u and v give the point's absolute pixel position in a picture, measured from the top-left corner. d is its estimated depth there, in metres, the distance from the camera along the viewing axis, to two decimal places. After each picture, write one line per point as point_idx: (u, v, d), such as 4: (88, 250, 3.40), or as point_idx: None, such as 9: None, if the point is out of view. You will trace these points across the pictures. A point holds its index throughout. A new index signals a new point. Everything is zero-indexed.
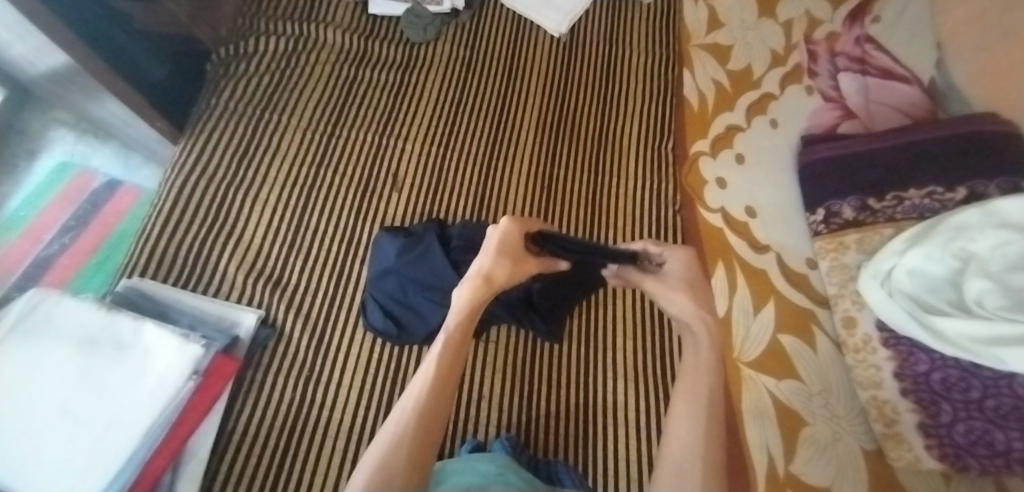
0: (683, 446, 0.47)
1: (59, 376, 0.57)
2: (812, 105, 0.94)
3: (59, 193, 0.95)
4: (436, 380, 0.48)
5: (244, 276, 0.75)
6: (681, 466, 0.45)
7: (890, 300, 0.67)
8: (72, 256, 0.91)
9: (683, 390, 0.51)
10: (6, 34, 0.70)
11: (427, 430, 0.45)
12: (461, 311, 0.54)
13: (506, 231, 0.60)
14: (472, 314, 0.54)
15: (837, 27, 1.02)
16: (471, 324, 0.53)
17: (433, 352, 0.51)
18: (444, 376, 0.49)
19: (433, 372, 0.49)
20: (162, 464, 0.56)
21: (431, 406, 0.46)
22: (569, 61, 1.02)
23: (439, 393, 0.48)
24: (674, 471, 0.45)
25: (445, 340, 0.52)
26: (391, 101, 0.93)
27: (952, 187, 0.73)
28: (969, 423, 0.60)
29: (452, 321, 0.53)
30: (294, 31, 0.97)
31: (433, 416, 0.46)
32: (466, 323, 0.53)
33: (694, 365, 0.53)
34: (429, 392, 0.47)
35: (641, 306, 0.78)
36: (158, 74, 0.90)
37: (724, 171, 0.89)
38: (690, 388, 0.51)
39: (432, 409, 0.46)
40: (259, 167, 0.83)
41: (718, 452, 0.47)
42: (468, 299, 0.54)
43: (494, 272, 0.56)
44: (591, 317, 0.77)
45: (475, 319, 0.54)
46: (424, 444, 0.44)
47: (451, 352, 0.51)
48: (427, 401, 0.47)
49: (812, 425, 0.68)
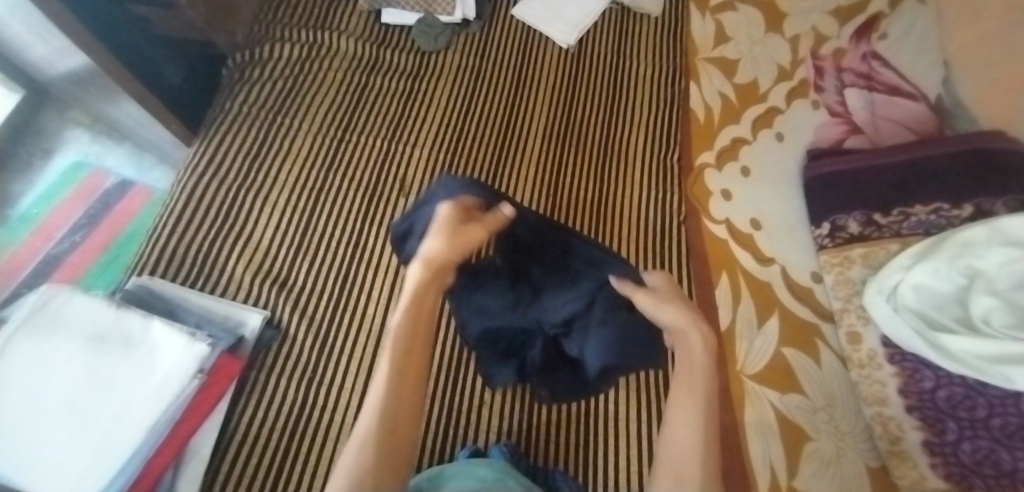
0: (675, 454, 0.47)
1: (67, 373, 0.58)
2: (817, 120, 0.94)
3: (72, 192, 0.97)
4: (394, 390, 0.47)
5: (252, 277, 0.76)
6: (680, 473, 0.46)
7: (895, 315, 0.67)
8: (82, 254, 0.92)
9: (681, 397, 0.51)
10: (29, 36, 0.72)
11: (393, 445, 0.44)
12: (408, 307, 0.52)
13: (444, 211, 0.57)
14: (420, 303, 0.52)
15: (844, 43, 1.02)
16: (423, 318, 0.51)
17: (385, 356, 0.49)
18: (401, 384, 0.47)
19: (390, 373, 0.47)
20: (163, 463, 0.56)
21: (392, 414, 0.45)
22: (577, 71, 1.03)
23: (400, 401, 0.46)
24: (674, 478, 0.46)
25: (393, 341, 0.50)
26: (401, 108, 0.94)
27: (958, 203, 0.74)
28: (974, 441, 0.59)
29: (400, 319, 0.51)
30: (307, 38, 0.98)
31: (397, 418, 0.45)
32: (418, 315, 0.51)
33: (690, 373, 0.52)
34: (387, 394, 0.46)
35: None
36: (174, 78, 0.93)
37: (729, 183, 0.90)
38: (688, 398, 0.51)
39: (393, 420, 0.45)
40: (269, 171, 0.84)
41: (705, 457, 0.47)
42: (415, 286, 0.53)
43: (433, 258, 0.53)
44: None
45: (426, 311, 0.52)
46: (391, 464, 0.43)
47: (402, 360, 0.48)
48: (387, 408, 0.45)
49: (816, 440, 0.68)
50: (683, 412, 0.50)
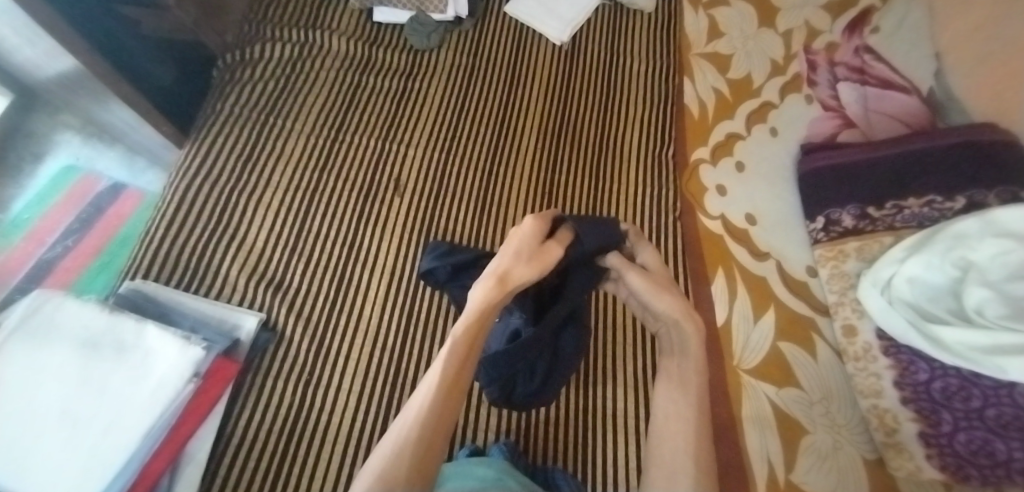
0: (666, 451, 0.48)
1: (60, 378, 0.57)
2: (811, 114, 0.95)
3: (63, 196, 0.96)
4: (439, 394, 0.46)
5: (246, 279, 0.75)
6: (673, 471, 0.46)
7: (890, 308, 0.67)
8: (75, 259, 0.91)
9: (672, 390, 0.53)
10: (15, 39, 0.71)
11: (429, 444, 0.43)
12: (477, 311, 0.52)
13: (528, 229, 0.60)
14: (484, 316, 0.52)
15: (836, 37, 1.03)
16: (481, 328, 0.51)
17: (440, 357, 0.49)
18: (450, 382, 0.46)
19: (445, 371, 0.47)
20: (159, 468, 0.56)
21: (436, 415, 0.44)
22: (571, 68, 1.03)
23: (443, 404, 0.45)
24: (665, 474, 0.46)
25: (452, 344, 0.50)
26: (395, 108, 0.94)
27: (950, 196, 0.74)
28: (970, 432, 0.60)
29: (461, 326, 0.51)
30: (299, 37, 0.98)
31: (443, 414, 0.45)
32: (481, 323, 0.51)
33: (682, 365, 0.55)
34: (439, 390, 0.46)
35: (642, 331, 0.77)
36: (163, 79, 0.92)
37: (723, 179, 0.90)
38: (679, 389, 0.52)
39: (436, 418, 0.44)
40: (262, 172, 0.84)
41: (698, 455, 0.47)
42: (482, 299, 0.53)
43: (508, 270, 0.55)
44: (604, 340, 0.76)
45: (487, 323, 0.52)
46: (424, 462, 0.41)
47: (459, 358, 0.48)
48: (433, 407, 0.45)
49: (813, 433, 0.68)
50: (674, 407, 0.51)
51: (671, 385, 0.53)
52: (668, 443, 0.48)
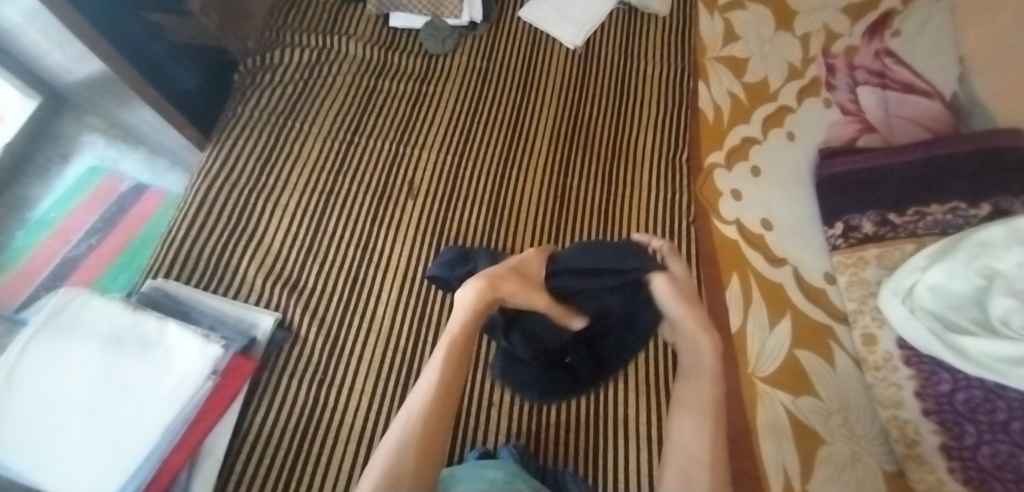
0: (682, 455, 0.51)
1: (86, 375, 0.59)
2: (829, 118, 0.93)
3: (88, 196, 0.99)
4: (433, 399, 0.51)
5: (263, 278, 0.76)
6: (687, 470, 0.50)
7: (912, 317, 0.65)
8: (99, 257, 0.94)
9: (688, 401, 0.56)
10: (46, 44, 0.73)
11: (429, 447, 0.48)
12: (463, 317, 0.57)
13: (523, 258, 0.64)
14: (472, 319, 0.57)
15: (856, 41, 1.01)
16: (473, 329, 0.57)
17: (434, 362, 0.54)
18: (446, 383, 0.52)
19: (438, 376, 0.53)
20: (179, 462, 0.57)
21: (432, 419, 0.49)
22: (585, 71, 1.03)
23: (437, 408, 0.50)
24: (680, 473, 0.50)
25: (443, 350, 0.55)
26: (409, 111, 0.95)
27: (976, 203, 0.72)
28: (994, 446, 0.57)
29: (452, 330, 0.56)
30: (316, 42, 1.00)
31: (438, 415, 0.50)
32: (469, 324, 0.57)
33: (697, 377, 0.59)
34: (433, 396, 0.51)
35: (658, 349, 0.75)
36: (188, 83, 0.95)
37: (738, 183, 0.89)
38: (693, 400, 0.56)
39: (434, 415, 0.50)
40: (280, 174, 0.85)
41: (711, 462, 0.50)
42: (470, 304, 0.58)
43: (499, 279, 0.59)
44: None
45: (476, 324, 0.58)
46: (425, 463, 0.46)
47: (453, 360, 0.54)
48: (427, 413, 0.50)
49: (830, 444, 0.67)
50: (692, 415, 0.54)
51: (687, 394, 0.57)
52: (689, 448, 0.52)
